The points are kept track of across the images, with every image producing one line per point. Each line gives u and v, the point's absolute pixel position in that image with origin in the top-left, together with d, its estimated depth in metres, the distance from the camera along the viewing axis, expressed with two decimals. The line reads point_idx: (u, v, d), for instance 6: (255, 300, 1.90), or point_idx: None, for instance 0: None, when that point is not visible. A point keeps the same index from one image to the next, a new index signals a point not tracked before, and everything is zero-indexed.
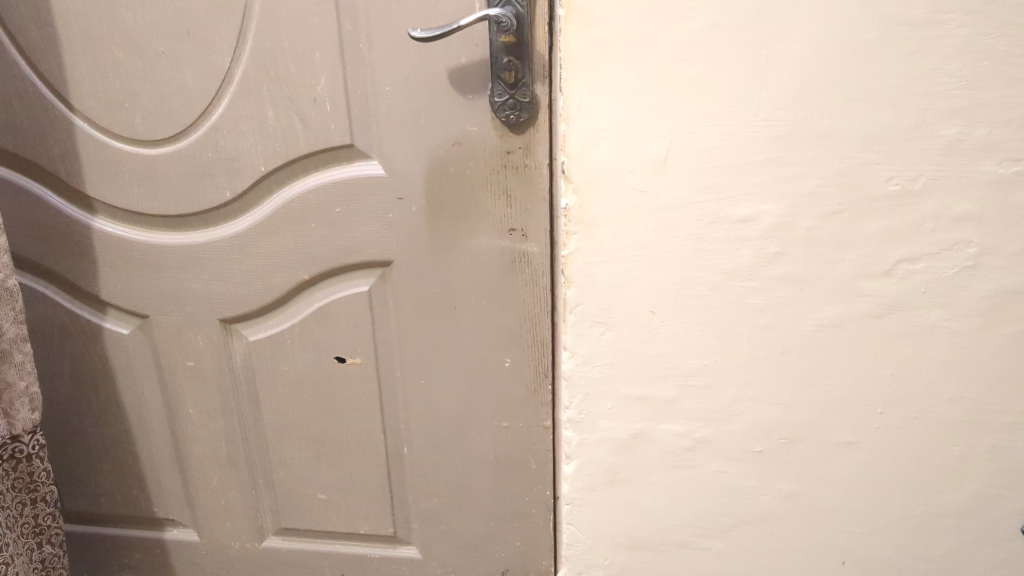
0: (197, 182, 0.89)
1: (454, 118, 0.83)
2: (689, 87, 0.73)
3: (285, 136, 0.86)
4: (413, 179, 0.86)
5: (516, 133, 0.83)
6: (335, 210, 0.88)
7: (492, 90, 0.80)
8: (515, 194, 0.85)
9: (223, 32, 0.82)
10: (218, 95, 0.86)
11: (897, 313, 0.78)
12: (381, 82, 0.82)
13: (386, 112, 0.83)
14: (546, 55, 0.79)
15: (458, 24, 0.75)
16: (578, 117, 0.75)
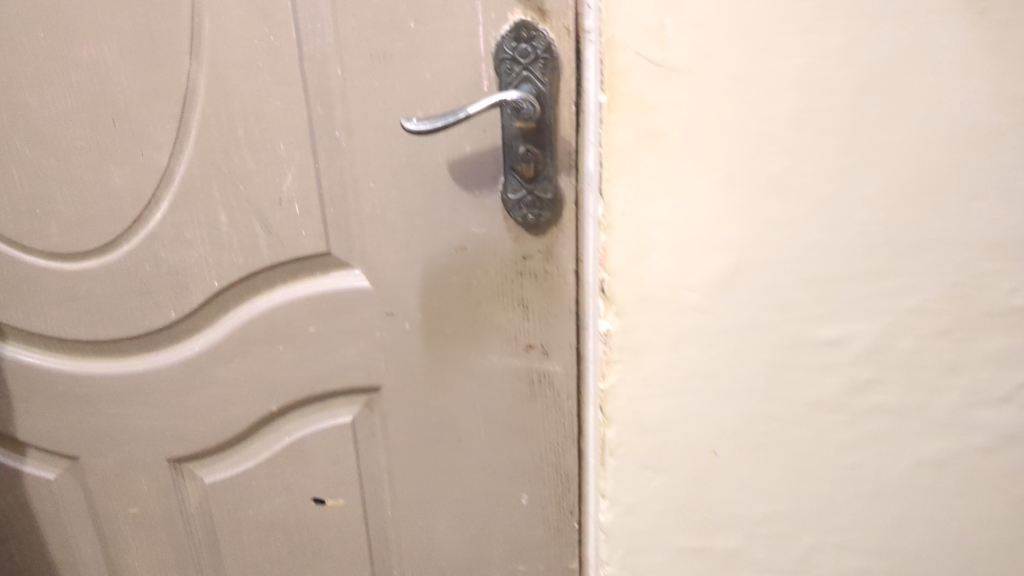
0: (132, 301, 0.72)
1: (455, 219, 0.67)
2: (764, 187, 0.57)
3: (242, 246, 0.69)
4: (406, 291, 0.69)
5: (534, 235, 0.66)
6: (308, 330, 0.71)
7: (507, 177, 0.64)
8: (534, 305, 0.69)
9: (158, 122, 0.65)
10: (155, 197, 0.68)
11: (1015, 446, 0.63)
12: (363, 177, 0.66)
13: (370, 214, 0.67)
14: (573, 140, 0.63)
15: (466, 112, 0.58)
16: (623, 226, 0.59)
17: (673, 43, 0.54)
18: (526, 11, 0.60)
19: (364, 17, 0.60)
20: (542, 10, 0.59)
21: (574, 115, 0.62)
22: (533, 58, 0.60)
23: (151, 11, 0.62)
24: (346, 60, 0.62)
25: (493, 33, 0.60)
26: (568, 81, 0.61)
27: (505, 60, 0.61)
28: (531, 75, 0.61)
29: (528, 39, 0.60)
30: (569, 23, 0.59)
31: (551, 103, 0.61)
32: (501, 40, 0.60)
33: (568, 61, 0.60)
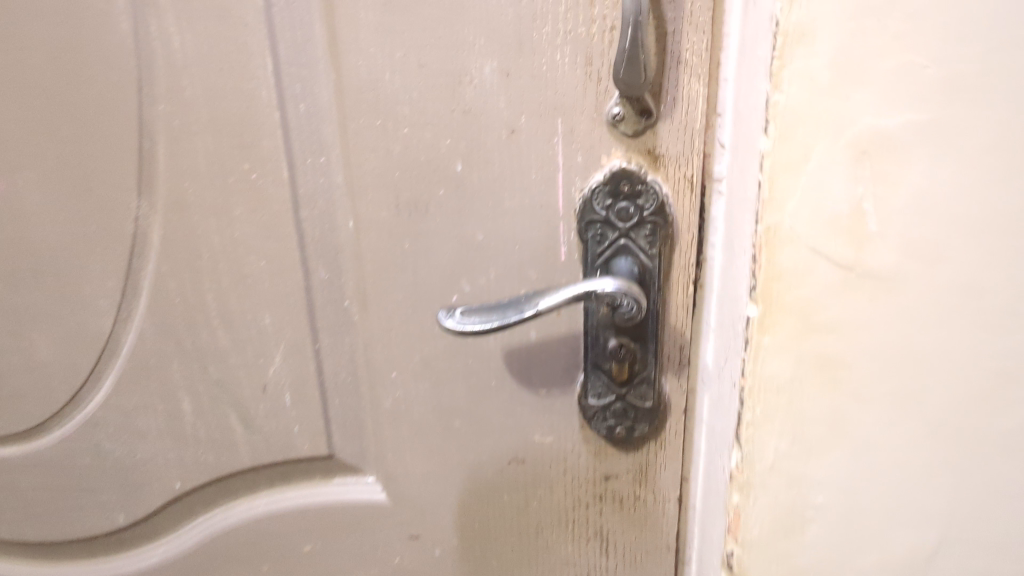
0: (68, 498, 0.53)
1: (511, 425, 0.47)
2: (988, 446, 0.37)
3: (214, 441, 0.50)
4: (438, 509, 0.50)
5: (622, 451, 0.46)
6: (303, 549, 0.52)
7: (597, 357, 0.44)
8: (616, 539, 0.49)
9: (95, 279, 0.46)
10: (94, 375, 0.49)
11: None
12: (382, 364, 0.46)
13: (390, 411, 0.47)
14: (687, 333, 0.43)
15: (534, 305, 0.39)
16: (767, 490, 0.39)
17: (873, 239, 0.34)
18: (630, 153, 0.40)
19: (388, 153, 0.41)
20: (653, 153, 0.40)
21: (691, 299, 0.43)
22: (635, 222, 0.41)
23: (79, 132, 0.43)
24: (360, 208, 0.43)
25: (578, 183, 0.41)
26: (685, 254, 0.42)
27: (594, 223, 0.41)
28: (632, 244, 0.41)
29: (629, 194, 0.40)
30: (693, 173, 0.40)
31: (658, 282, 0.42)
32: (589, 193, 0.41)
33: (689, 225, 0.41)
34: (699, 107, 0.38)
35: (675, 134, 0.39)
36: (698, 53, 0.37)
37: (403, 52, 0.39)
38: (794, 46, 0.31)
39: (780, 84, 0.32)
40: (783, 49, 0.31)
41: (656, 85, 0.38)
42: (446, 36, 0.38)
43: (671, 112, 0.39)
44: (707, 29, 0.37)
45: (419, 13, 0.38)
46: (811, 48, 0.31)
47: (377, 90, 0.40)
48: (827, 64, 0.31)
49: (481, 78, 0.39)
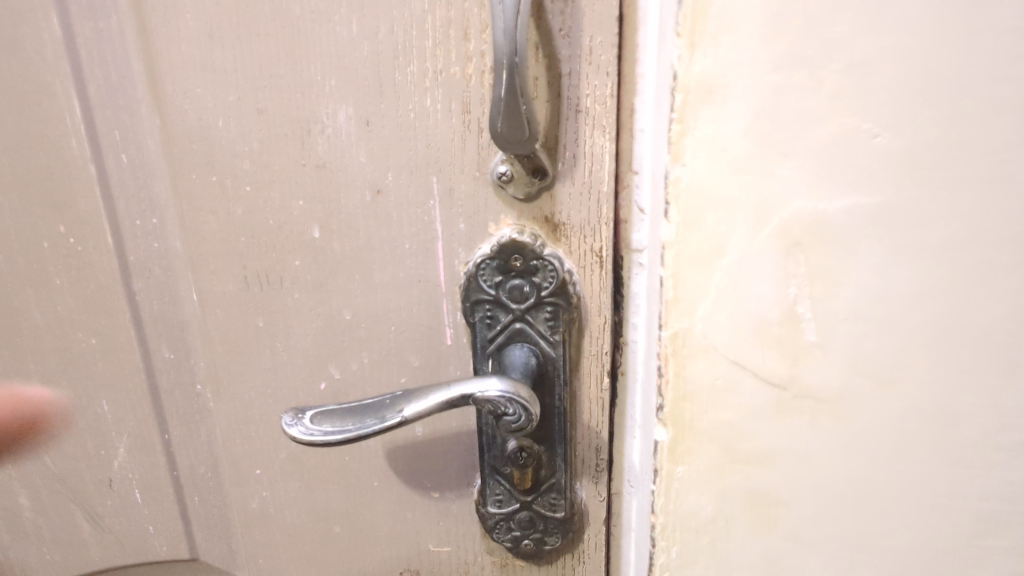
0: None
1: (399, 533, 0.39)
2: None
3: (60, 539, 0.42)
4: None
5: (534, 565, 0.39)
6: None
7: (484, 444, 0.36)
8: None
9: None
10: None
11: None
12: (244, 460, 0.39)
13: (258, 513, 0.40)
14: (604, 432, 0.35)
15: (398, 412, 0.31)
16: None
17: (811, 353, 0.26)
18: (523, 220, 0.32)
19: (229, 215, 0.33)
20: (551, 221, 0.32)
21: (606, 393, 0.35)
22: (531, 303, 0.33)
23: None
24: (203, 281, 0.35)
25: (462, 254, 0.33)
26: (597, 341, 0.34)
27: (481, 303, 0.33)
28: (529, 328, 0.33)
29: (521, 271, 0.32)
30: (602, 245, 0.32)
31: (563, 375, 0.34)
32: (474, 267, 0.33)
33: (599, 307, 0.33)
34: (606, 165, 0.31)
35: (576, 199, 0.31)
36: (601, 100, 0.30)
37: (237, 94, 0.31)
38: (697, 107, 0.23)
39: (680, 156, 0.24)
40: (683, 111, 0.23)
41: (550, 140, 0.30)
42: (287, 75, 0.31)
43: (571, 172, 0.31)
44: (610, 71, 0.29)
45: (251, 46, 0.30)
46: (720, 110, 0.23)
47: (210, 140, 0.32)
48: (742, 131, 0.23)
49: (335, 126, 0.31)
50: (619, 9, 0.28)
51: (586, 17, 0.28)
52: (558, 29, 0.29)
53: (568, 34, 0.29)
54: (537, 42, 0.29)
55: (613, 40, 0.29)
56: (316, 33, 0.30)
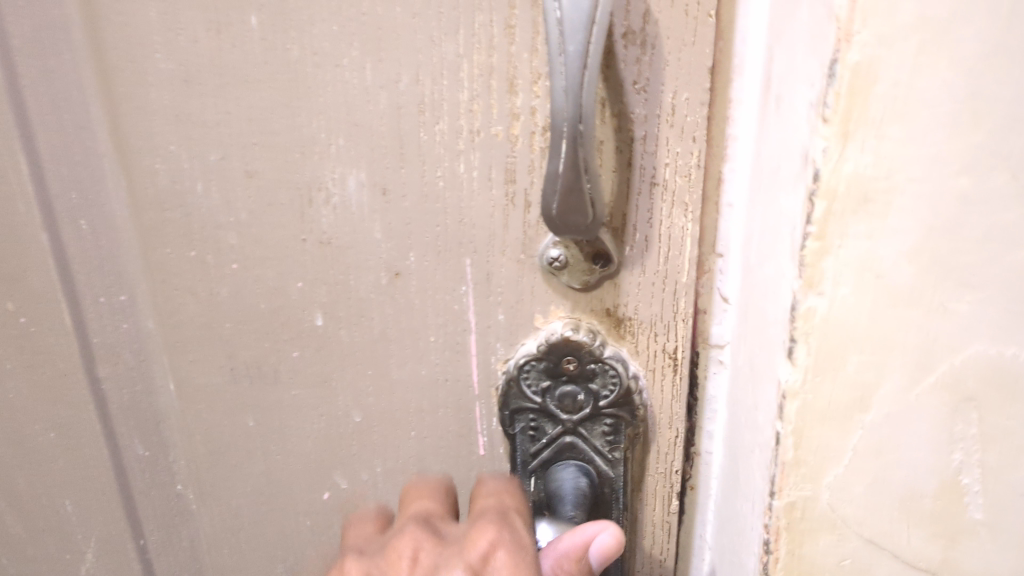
0: None
1: None
2: None
3: None
4: None
5: None
6: None
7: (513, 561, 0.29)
8: None
9: None
10: None
11: None
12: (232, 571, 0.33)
13: None
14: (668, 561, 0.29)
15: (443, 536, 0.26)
16: None
17: (975, 533, 0.19)
18: (578, 312, 0.25)
19: (213, 296, 0.28)
20: (614, 315, 0.25)
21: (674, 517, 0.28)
22: (586, 414, 0.26)
23: None
24: (180, 370, 0.29)
25: (500, 351, 0.26)
26: (664, 457, 0.27)
27: (523, 411, 0.27)
28: (582, 442, 0.27)
29: (575, 376, 0.26)
30: (677, 346, 0.25)
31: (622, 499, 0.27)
32: (514, 367, 0.26)
33: (670, 419, 0.26)
34: (686, 252, 0.24)
35: (647, 290, 0.25)
36: (684, 171, 0.23)
37: (221, 151, 0.25)
38: (844, 219, 0.16)
39: (816, 281, 0.17)
40: (824, 223, 0.16)
41: (616, 219, 0.24)
42: (284, 131, 0.24)
43: (642, 259, 0.24)
44: (699, 134, 0.22)
45: (238, 95, 0.24)
46: (878, 224, 0.16)
47: (189, 206, 0.26)
48: (908, 252, 0.16)
49: (344, 194, 0.25)
50: (712, 58, 0.22)
51: (668, 68, 0.22)
52: (632, 82, 0.22)
53: (645, 88, 0.22)
54: (604, 98, 0.22)
55: (704, 97, 0.22)
56: (318, 81, 0.24)
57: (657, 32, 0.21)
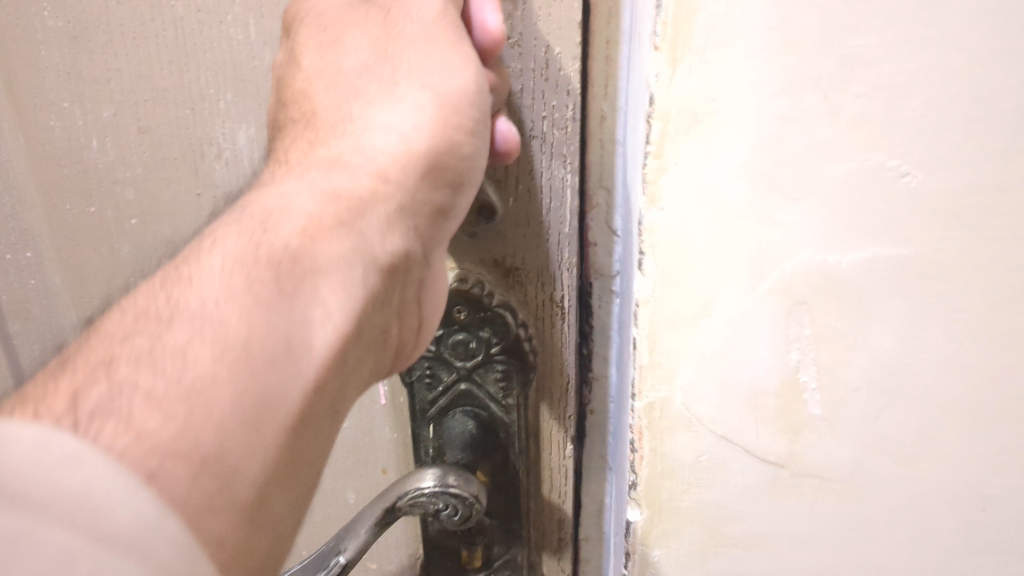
0: None
1: None
2: None
3: None
4: None
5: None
6: None
7: (413, 497, 0.25)
8: None
9: None
10: None
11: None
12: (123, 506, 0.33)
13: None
14: (564, 497, 0.30)
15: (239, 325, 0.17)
16: None
17: (815, 428, 0.21)
18: (466, 265, 0.27)
19: (114, 251, 0.29)
20: (502, 265, 0.27)
21: (568, 458, 0.30)
22: (479, 361, 0.27)
23: None
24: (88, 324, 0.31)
25: None
26: (555, 403, 0.28)
27: (418, 359, 0.27)
28: (477, 390, 0.28)
29: (463, 326, 0.27)
30: (562, 293, 0.27)
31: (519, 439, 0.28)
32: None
33: (561, 364, 0.28)
34: (567, 202, 0.25)
35: (535, 241, 0.26)
36: (560, 124, 0.24)
37: (113, 109, 0.27)
38: (678, 138, 0.18)
39: (657, 198, 0.19)
40: (661, 143, 0.18)
41: (498, 172, 0.25)
42: (173, 88, 0.26)
43: (527, 209, 0.25)
44: (572, 88, 0.23)
45: (126, 52, 0.26)
46: (708, 142, 0.18)
47: (85, 162, 0.28)
48: (737, 167, 0.18)
49: (234, 148, 0.26)
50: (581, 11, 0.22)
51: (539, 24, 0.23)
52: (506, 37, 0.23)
53: (519, 42, 0.23)
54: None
55: None
56: (202, 35, 0.25)
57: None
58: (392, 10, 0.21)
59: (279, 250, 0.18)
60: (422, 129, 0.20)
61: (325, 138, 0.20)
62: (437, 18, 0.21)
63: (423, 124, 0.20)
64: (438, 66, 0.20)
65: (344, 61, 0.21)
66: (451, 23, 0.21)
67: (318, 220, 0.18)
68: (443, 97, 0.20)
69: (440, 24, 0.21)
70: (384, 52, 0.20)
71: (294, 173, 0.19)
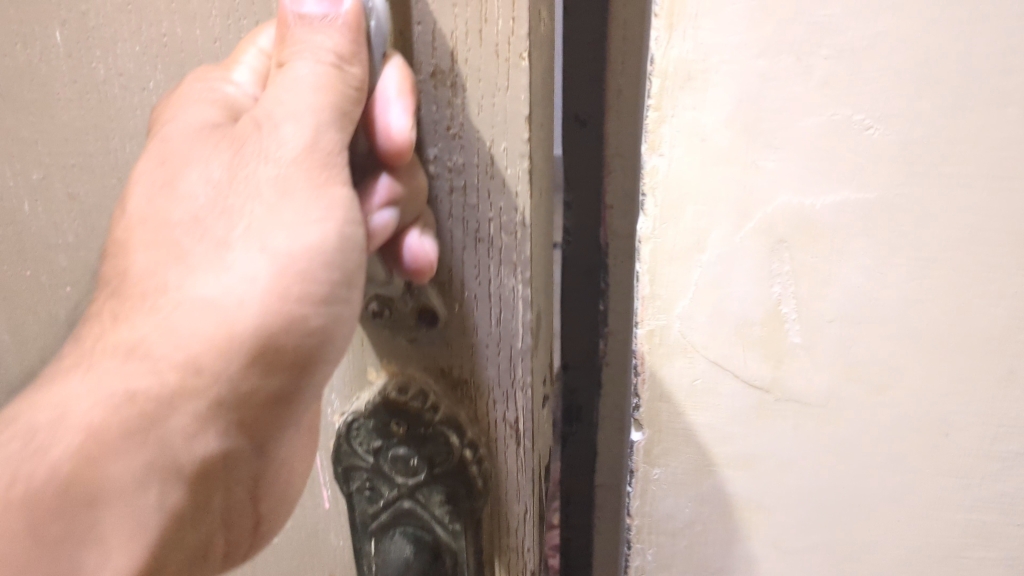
0: None
1: None
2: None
3: None
4: None
5: None
6: None
7: None
8: None
9: None
10: None
11: None
12: None
13: None
14: None
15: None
16: None
17: (796, 355, 0.24)
18: (412, 371, 0.28)
19: (52, 313, 0.36)
20: (449, 377, 0.28)
21: None
22: (421, 478, 0.28)
23: None
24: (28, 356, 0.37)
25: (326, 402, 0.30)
26: (506, 526, 0.29)
27: (357, 469, 0.29)
28: (422, 507, 0.29)
29: (404, 440, 0.28)
30: (513, 415, 0.27)
31: (467, 562, 0.29)
32: (353, 422, 0.29)
33: (513, 488, 0.28)
34: (518, 316, 0.26)
35: (485, 359, 0.27)
36: (508, 228, 0.24)
37: (42, 172, 0.32)
38: (674, 94, 0.22)
39: (657, 144, 0.22)
40: (660, 97, 0.22)
41: (442, 283, 0.26)
42: (98, 156, 0.31)
43: (473, 325, 0.26)
44: (518, 188, 0.24)
45: (52, 123, 0.31)
46: (700, 98, 0.22)
47: (21, 226, 0.34)
48: (725, 120, 0.22)
49: None
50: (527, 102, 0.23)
51: (480, 116, 0.23)
52: (447, 125, 0.24)
53: (460, 132, 0.24)
54: (421, 140, 0.24)
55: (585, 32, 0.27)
56: (126, 103, 0.29)
57: (466, 73, 0.23)
58: (247, 139, 0.21)
59: (59, 466, 0.20)
60: (265, 288, 0.21)
61: (143, 304, 0.21)
62: (303, 152, 0.20)
63: (265, 274, 0.21)
64: (291, 220, 0.21)
65: (189, 187, 0.21)
66: (325, 155, 0.21)
67: (114, 420, 0.20)
68: (285, 258, 0.21)
69: (300, 166, 0.20)
70: (221, 202, 0.21)
71: (84, 367, 0.21)
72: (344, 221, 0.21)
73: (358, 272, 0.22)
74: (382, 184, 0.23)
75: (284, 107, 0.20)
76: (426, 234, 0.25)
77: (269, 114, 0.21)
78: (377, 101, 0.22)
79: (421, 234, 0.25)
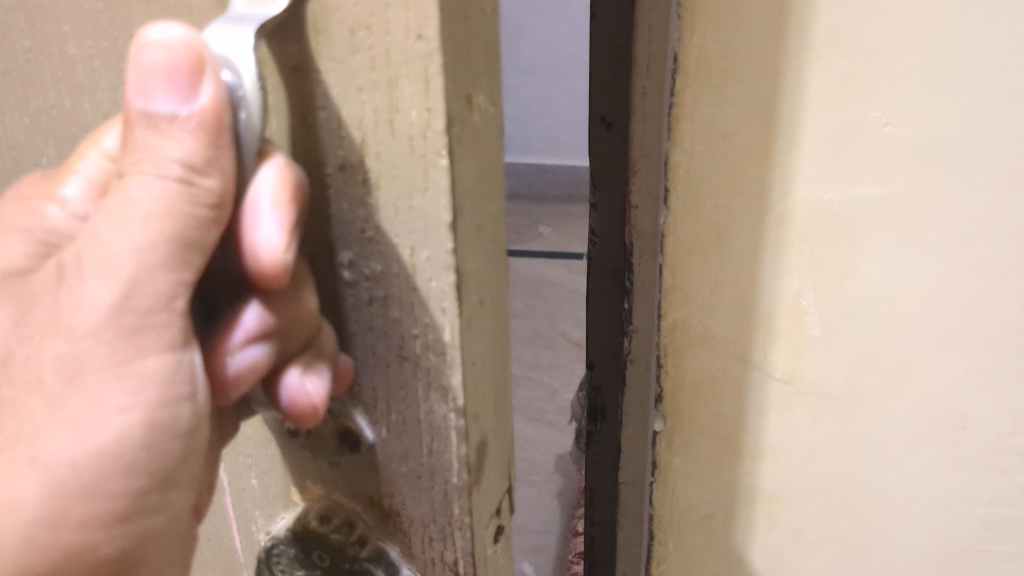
0: None
1: None
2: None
3: None
4: None
5: None
6: None
7: None
8: None
9: None
10: None
11: None
12: None
13: None
14: None
15: None
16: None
17: (816, 348, 0.25)
18: (338, 494, 0.21)
19: None
20: (378, 505, 0.21)
21: None
22: None
23: None
24: None
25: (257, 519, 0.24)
26: None
27: None
28: None
29: (327, 574, 0.21)
30: (454, 554, 0.20)
31: None
32: (274, 546, 0.22)
33: None
34: (451, 449, 0.19)
35: (413, 487, 0.20)
36: (435, 348, 0.18)
37: None
38: (698, 92, 0.22)
39: (680, 140, 0.23)
40: (682, 95, 0.23)
41: (361, 396, 0.19)
42: None
43: (400, 444, 0.19)
44: (446, 305, 0.17)
45: None
46: (722, 96, 0.22)
47: None
48: (744, 118, 0.22)
49: None
50: (452, 211, 0.16)
51: (396, 220, 0.17)
52: (360, 229, 0.17)
53: (376, 238, 0.17)
54: (329, 243, 0.18)
55: None
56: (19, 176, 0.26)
57: (377, 170, 0.17)
58: (65, 279, 0.16)
59: None
60: (32, 513, 0.16)
61: None
62: (107, 317, 0.15)
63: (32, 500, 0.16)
64: (77, 416, 0.16)
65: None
66: (136, 318, 0.15)
67: None
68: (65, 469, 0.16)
69: (102, 338, 0.15)
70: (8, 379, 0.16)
71: None
72: (155, 411, 0.16)
73: (179, 467, 0.17)
74: (251, 315, 0.17)
75: (97, 252, 0.15)
76: (313, 370, 0.18)
77: (83, 250, 0.15)
78: (247, 211, 0.16)
79: (303, 372, 0.18)
